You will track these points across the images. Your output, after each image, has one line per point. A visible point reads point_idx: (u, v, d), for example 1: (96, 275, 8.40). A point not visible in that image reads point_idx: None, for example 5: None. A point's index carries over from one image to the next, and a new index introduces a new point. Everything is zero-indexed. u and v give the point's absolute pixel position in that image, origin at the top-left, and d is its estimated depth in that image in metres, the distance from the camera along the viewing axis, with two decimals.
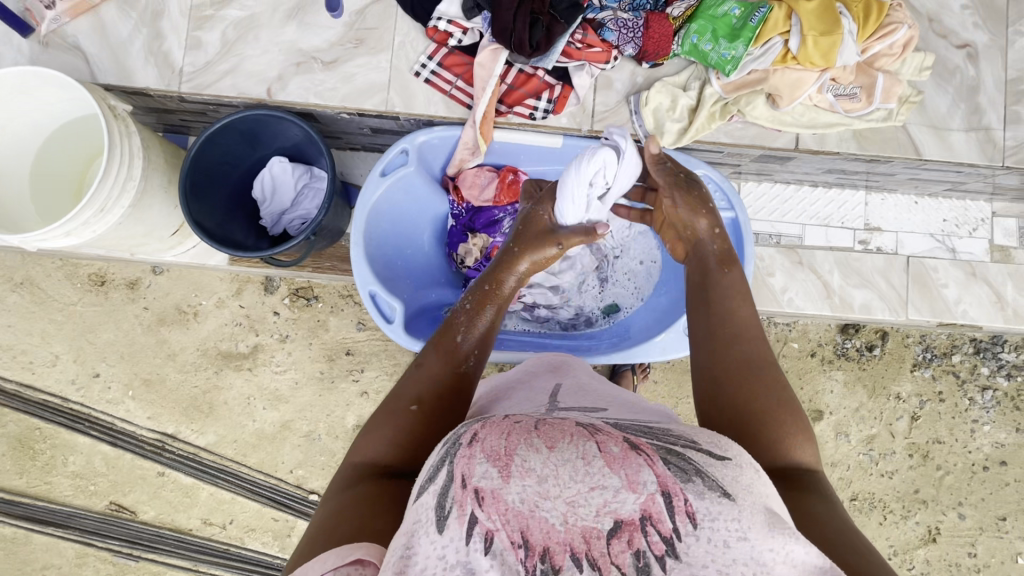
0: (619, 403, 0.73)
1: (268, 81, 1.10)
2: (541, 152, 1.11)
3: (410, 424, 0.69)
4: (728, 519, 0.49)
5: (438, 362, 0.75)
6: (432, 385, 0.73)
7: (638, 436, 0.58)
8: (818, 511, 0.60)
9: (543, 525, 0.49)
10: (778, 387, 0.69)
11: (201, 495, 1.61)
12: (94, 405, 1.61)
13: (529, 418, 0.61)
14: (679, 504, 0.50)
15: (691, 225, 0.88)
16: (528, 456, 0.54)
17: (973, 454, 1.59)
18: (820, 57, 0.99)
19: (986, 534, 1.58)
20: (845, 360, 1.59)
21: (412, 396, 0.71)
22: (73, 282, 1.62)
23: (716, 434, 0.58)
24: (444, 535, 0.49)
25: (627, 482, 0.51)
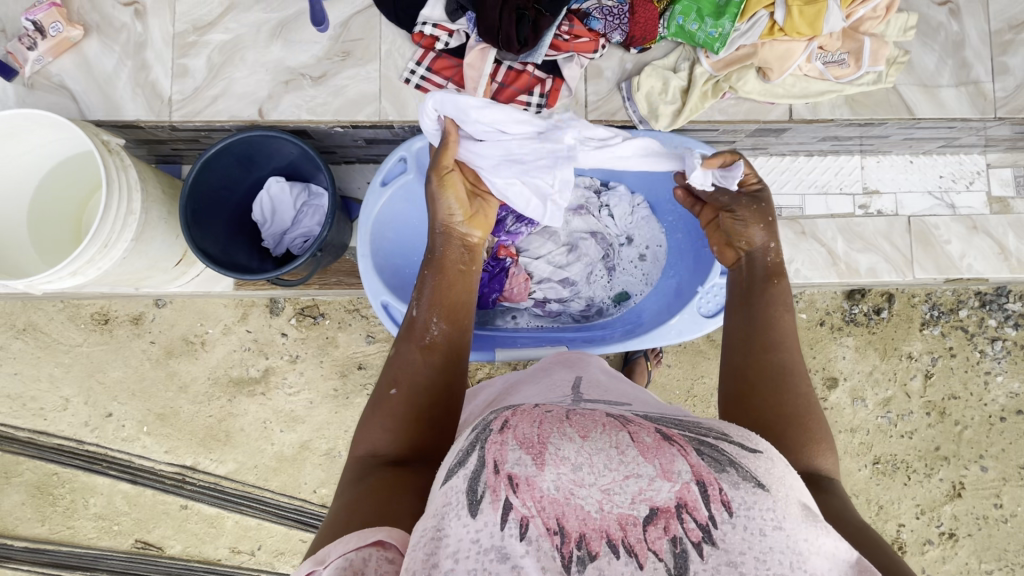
0: (643, 399, 0.73)
1: (259, 101, 1.10)
2: None
3: (398, 406, 0.71)
4: (763, 507, 0.49)
5: (404, 347, 0.75)
6: (408, 367, 0.74)
7: (669, 428, 0.58)
8: (838, 510, 0.62)
9: (579, 512, 0.49)
10: (809, 397, 0.72)
11: (227, 524, 1.60)
12: (110, 445, 1.60)
13: (559, 408, 0.61)
14: (713, 493, 0.50)
15: (749, 234, 0.87)
16: (562, 445, 0.53)
17: (989, 406, 1.60)
18: (807, 26, 1.00)
19: (1011, 484, 1.59)
20: (854, 326, 1.60)
21: (390, 380, 0.73)
22: (76, 323, 1.61)
23: (746, 430, 0.58)
24: (478, 519, 0.48)
25: (661, 471, 0.51)
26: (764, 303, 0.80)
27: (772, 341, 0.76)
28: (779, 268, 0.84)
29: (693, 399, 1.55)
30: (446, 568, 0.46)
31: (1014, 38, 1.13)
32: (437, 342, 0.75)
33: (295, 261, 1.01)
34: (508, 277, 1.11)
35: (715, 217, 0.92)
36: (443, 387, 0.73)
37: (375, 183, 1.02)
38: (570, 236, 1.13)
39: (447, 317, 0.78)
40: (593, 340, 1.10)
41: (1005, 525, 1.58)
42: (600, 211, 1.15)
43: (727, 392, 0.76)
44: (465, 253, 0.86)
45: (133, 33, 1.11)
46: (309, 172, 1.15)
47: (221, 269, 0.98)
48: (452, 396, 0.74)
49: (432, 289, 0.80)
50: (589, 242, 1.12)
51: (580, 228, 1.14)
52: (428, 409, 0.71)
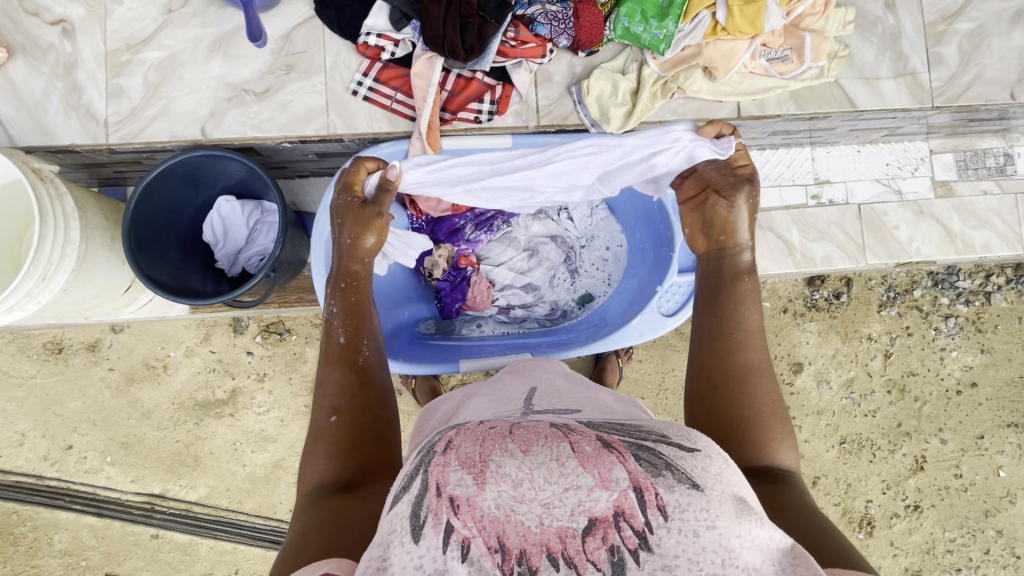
0: (593, 402, 0.73)
1: (201, 120, 1.06)
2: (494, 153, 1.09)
3: (341, 431, 0.69)
4: (698, 508, 0.50)
5: (335, 371, 0.74)
6: (344, 391, 0.72)
7: (610, 434, 0.59)
8: (792, 501, 0.65)
9: (520, 528, 0.50)
10: (772, 393, 0.74)
11: (201, 551, 1.55)
12: (72, 478, 1.54)
13: (503, 423, 0.62)
14: (650, 499, 0.51)
15: (735, 224, 0.82)
16: (502, 462, 0.54)
17: (946, 380, 1.67)
18: (748, 25, 1.01)
19: (969, 454, 1.65)
20: (815, 311, 1.66)
21: (329, 409, 0.71)
22: (28, 355, 1.54)
23: (686, 428, 0.59)
24: (421, 545, 0.49)
25: (600, 481, 0.52)
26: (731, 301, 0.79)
27: (740, 341, 0.75)
28: (751, 269, 0.81)
29: (665, 393, 1.57)
30: None
31: (947, 28, 1.17)
32: (367, 360, 0.76)
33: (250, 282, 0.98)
34: (470, 286, 1.11)
35: (704, 200, 0.86)
36: (379, 403, 0.73)
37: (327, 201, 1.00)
38: (530, 241, 1.13)
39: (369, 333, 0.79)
40: (560, 343, 1.10)
41: (965, 494, 1.64)
42: (559, 213, 1.14)
43: (693, 390, 0.76)
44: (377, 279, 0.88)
45: (62, 53, 1.06)
46: (261, 189, 1.12)
47: (169, 295, 0.94)
48: (391, 411, 0.74)
49: (349, 306, 0.80)
50: (548, 245, 1.12)
51: (540, 232, 1.13)
52: (371, 425, 0.71)
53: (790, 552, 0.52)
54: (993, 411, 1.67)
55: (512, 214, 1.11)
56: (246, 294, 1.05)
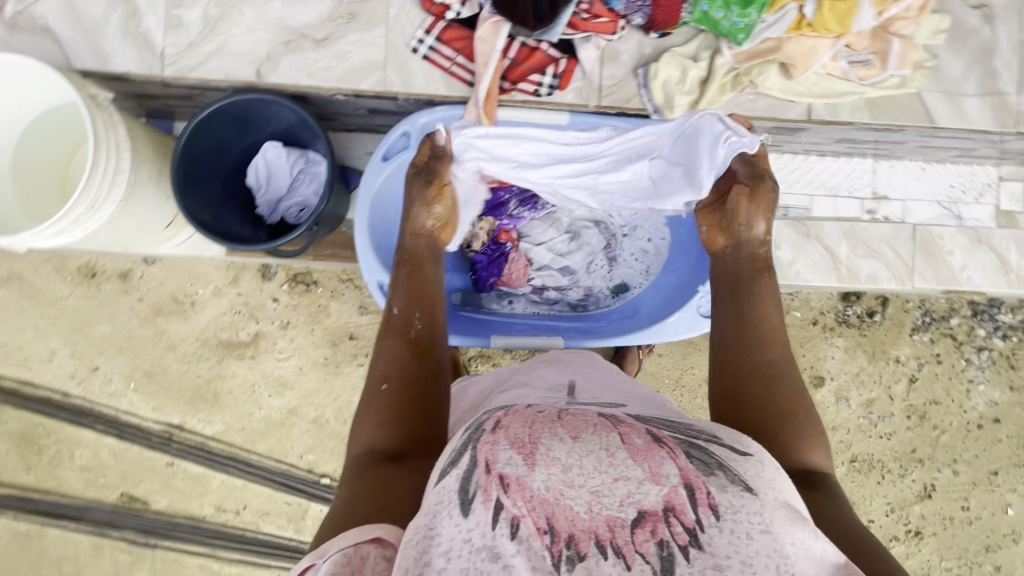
0: (635, 400, 0.73)
1: (257, 62, 1.04)
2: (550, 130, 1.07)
3: (391, 400, 0.73)
4: (751, 511, 0.52)
5: (390, 343, 0.79)
6: (396, 362, 0.77)
7: (658, 431, 0.63)
8: (829, 508, 0.64)
9: (569, 513, 0.52)
10: (800, 397, 0.75)
11: (213, 483, 1.61)
12: (97, 399, 1.59)
13: (552, 410, 0.67)
14: (701, 497, 0.53)
15: (750, 226, 0.94)
16: (553, 446, 0.58)
17: (968, 413, 1.64)
18: (836, 23, 0.97)
19: (979, 488, 1.63)
20: (845, 327, 1.63)
21: (380, 377, 0.75)
22: (62, 276, 1.58)
23: (736, 434, 0.64)
24: (470, 519, 0.51)
25: (649, 475, 0.55)
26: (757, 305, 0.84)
27: (762, 345, 0.79)
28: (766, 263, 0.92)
29: (681, 390, 1.57)
30: (439, 567, 0.48)
31: None
32: (417, 333, 0.80)
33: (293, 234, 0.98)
34: (507, 262, 1.12)
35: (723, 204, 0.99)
36: (428, 375, 0.76)
37: (375, 160, 0.99)
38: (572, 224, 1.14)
39: (425, 308, 0.83)
40: (589, 332, 1.10)
41: (969, 527, 1.63)
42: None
43: (717, 390, 0.79)
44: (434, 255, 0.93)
45: None
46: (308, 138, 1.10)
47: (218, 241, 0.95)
48: (438, 385, 0.76)
49: (408, 283, 0.87)
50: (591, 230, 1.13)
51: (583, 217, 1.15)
52: (419, 398, 0.74)
53: (842, 568, 0.54)
54: (1012, 449, 1.64)
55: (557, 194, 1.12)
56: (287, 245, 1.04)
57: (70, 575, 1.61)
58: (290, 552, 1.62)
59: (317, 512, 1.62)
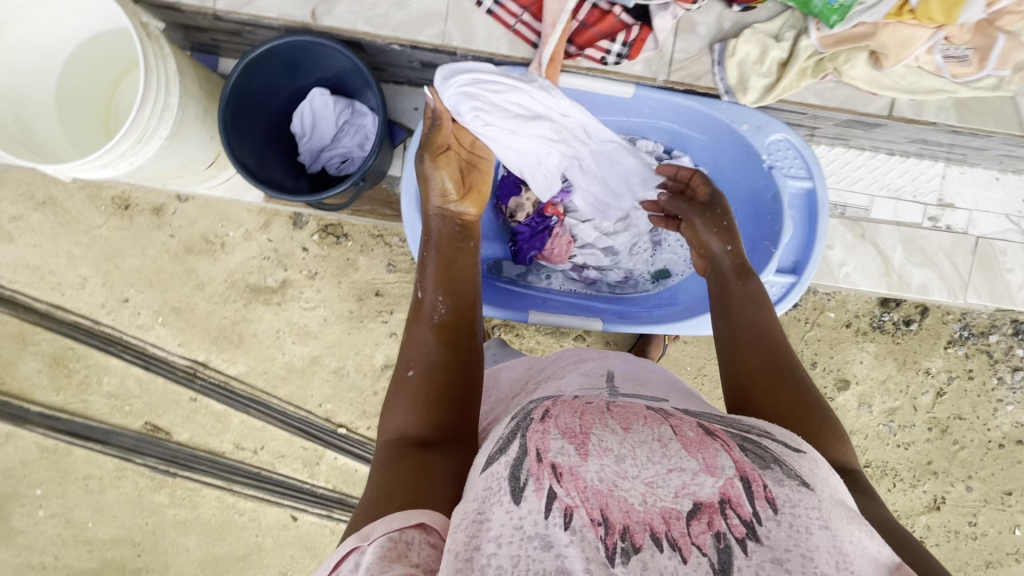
0: (677, 394, 0.73)
1: (312, 2, 0.99)
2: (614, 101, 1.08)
3: (418, 386, 0.73)
4: (809, 505, 0.51)
5: (416, 330, 0.78)
6: (423, 349, 0.76)
7: (711, 423, 0.62)
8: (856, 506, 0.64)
9: (622, 504, 0.52)
10: (806, 396, 0.73)
11: (234, 421, 1.65)
12: (125, 330, 1.62)
13: (599, 400, 0.66)
14: (759, 490, 0.52)
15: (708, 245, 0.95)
16: (604, 436, 0.58)
17: (991, 432, 1.62)
18: (941, 12, 0.93)
19: (990, 506, 1.63)
20: (879, 333, 1.59)
21: (407, 363, 0.75)
22: (96, 205, 1.59)
23: (789, 432, 0.63)
24: (521, 506, 0.52)
25: (705, 466, 0.54)
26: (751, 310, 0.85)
27: (756, 353, 0.79)
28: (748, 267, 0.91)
29: (703, 378, 1.55)
30: (488, 552, 0.50)
31: None
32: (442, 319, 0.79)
33: (339, 188, 0.96)
34: (552, 236, 1.14)
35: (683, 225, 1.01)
36: (458, 361, 0.76)
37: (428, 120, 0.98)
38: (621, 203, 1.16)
39: (449, 291, 0.82)
40: (627, 316, 1.10)
41: (974, 542, 1.63)
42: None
43: (729, 403, 0.79)
44: (460, 231, 0.91)
45: None
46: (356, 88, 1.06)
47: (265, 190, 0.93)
48: (468, 372, 0.75)
49: (436, 263, 0.86)
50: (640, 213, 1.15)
51: None
52: (451, 382, 0.73)
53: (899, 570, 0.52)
54: None
55: None
56: (332, 198, 1.02)
57: (95, 493, 1.69)
58: (302, 494, 1.67)
59: (332, 459, 1.66)
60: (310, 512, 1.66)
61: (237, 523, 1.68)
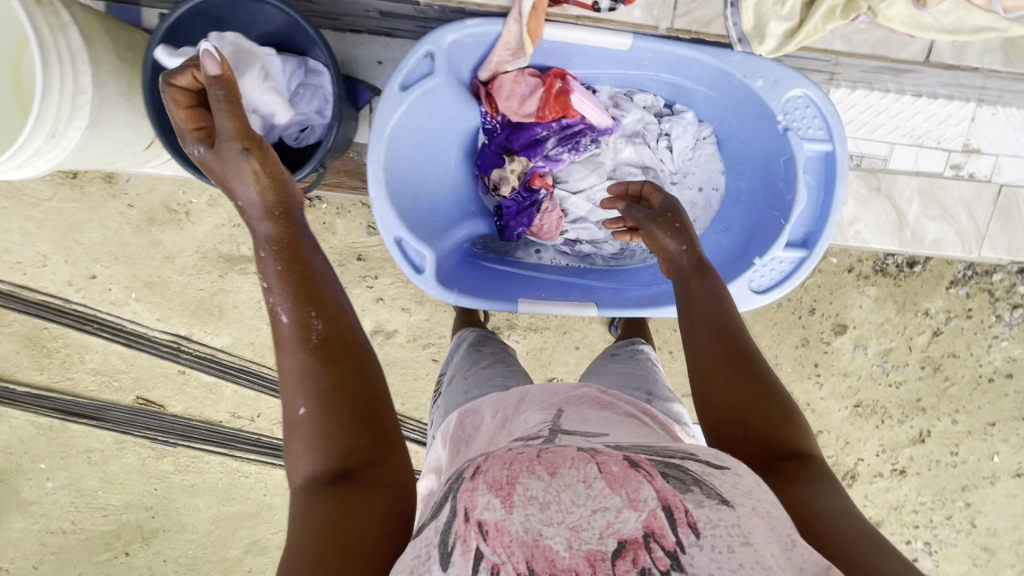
0: (615, 424, 0.71)
1: None
2: (605, 51, 0.96)
3: (315, 422, 0.70)
4: (729, 523, 0.54)
5: (291, 359, 0.72)
6: (305, 375, 0.71)
7: (637, 453, 0.63)
8: (818, 501, 0.67)
9: (547, 553, 0.53)
10: (762, 389, 0.78)
11: (226, 392, 1.63)
12: (99, 307, 1.55)
13: (533, 444, 0.65)
14: (680, 517, 0.54)
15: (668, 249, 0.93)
16: (529, 484, 0.59)
17: (983, 367, 1.63)
18: None
19: (973, 436, 1.68)
20: (881, 276, 1.55)
21: (295, 398, 0.71)
22: (42, 175, 1.45)
23: (713, 451, 0.65)
24: (450, 570, 0.54)
25: (628, 502, 0.55)
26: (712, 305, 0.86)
27: (716, 349, 0.82)
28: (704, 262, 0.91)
29: None
30: None
31: None
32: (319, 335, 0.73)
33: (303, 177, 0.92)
34: (540, 212, 1.07)
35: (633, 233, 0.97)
36: (352, 374, 0.72)
37: (394, 90, 0.86)
38: (614, 168, 1.08)
39: (312, 304, 0.74)
40: (623, 298, 1.03)
41: (953, 469, 1.71)
42: (658, 140, 1.08)
43: (696, 402, 0.82)
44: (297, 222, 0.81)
45: None
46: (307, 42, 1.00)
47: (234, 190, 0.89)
48: (362, 381, 0.73)
49: (275, 274, 0.76)
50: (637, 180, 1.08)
51: (628, 160, 1.08)
52: (347, 404, 0.71)
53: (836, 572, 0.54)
54: (1015, 403, 1.66)
55: (603, 132, 1.05)
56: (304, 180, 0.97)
57: (99, 464, 1.71)
58: None
59: None
60: None
61: (244, 485, 1.72)
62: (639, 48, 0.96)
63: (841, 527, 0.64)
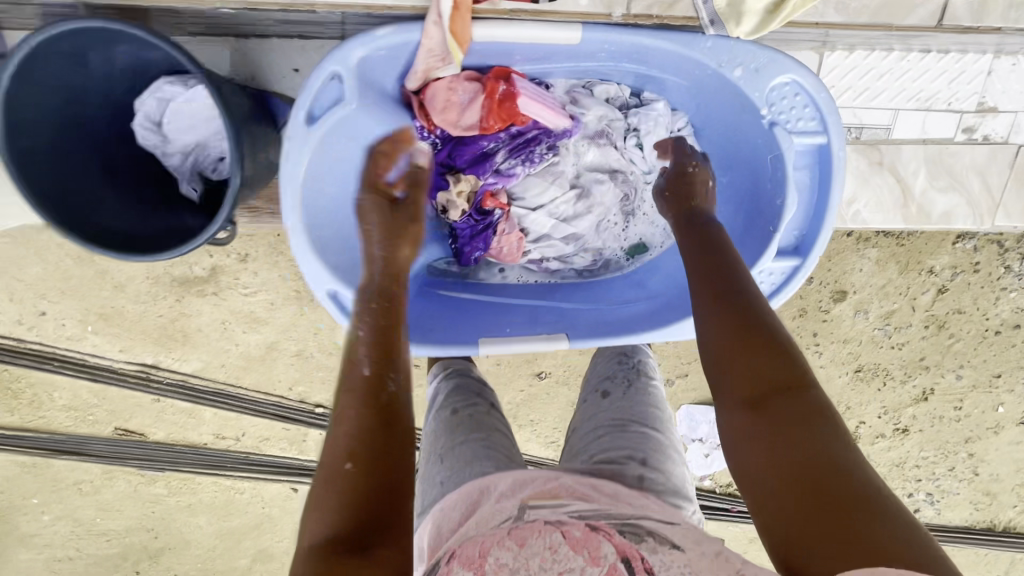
0: (588, 489, 0.69)
1: None
2: (538, 48, 0.88)
3: (356, 481, 0.62)
4: (682, 565, 0.56)
5: (351, 402, 0.68)
6: (357, 429, 0.66)
7: (596, 515, 0.63)
8: (831, 450, 0.63)
9: None
10: (760, 359, 0.71)
11: (207, 415, 1.58)
12: (56, 343, 1.46)
13: (509, 521, 0.64)
14: (639, 566, 0.55)
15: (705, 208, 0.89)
16: (500, 554, 0.58)
17: (989, 320, 1.55)
18: None
19: (978, 389, 1.63)
20: (883, 237, 1.44)
21: (346, 453, 0.64)
22: None
23: (668, 509, 0.68)
24: None
25: (590, 559, 0.56)
26: (714, 278, 0.81)
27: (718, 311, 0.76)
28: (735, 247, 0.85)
29: None
30: None
31: None
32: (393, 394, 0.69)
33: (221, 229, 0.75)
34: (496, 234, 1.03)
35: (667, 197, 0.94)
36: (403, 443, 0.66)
37: (300, 124, 0.80)
38: (578, 172, 1.04)
39: (394, 366, 0.72)
40: (596, 321, 1.00)
41: (956, 423, 1.67)
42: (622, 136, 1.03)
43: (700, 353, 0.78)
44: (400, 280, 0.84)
45: None
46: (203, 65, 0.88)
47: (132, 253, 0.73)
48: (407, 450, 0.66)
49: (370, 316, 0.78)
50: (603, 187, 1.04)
51: (592, 162, 1.04)
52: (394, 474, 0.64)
53: None
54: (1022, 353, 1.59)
55: (559, 135, 1.01)
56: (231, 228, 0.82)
57: (91, 494, 1.68)
58: (298, 469, 1.67)
59: (318, 436, 1.62)
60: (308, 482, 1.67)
61: (240, 500, 1.70)
62: (588, 44, 0.88)
63: (860, 498, 0.60)
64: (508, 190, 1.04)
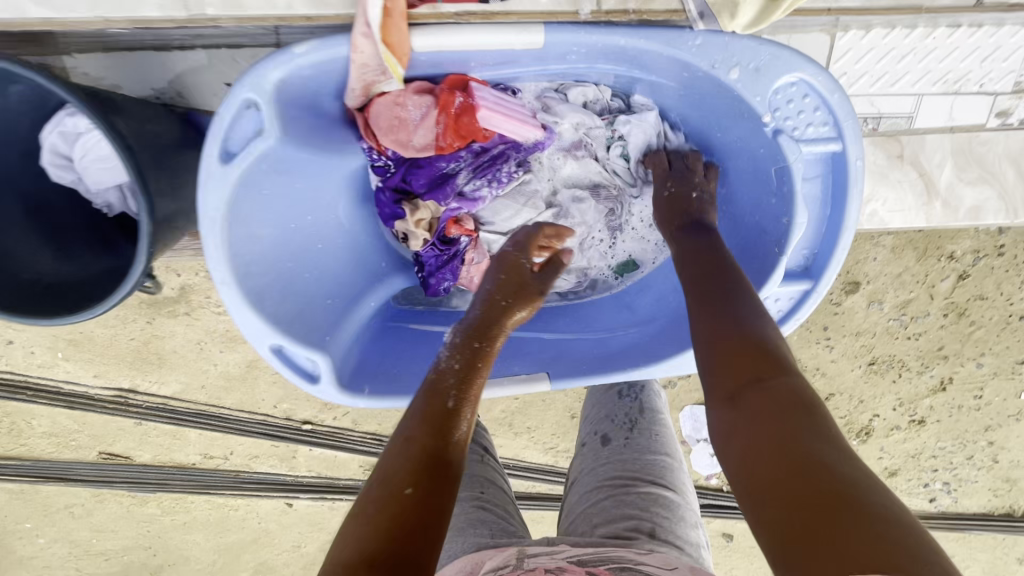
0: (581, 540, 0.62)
1: None
2: (518, 57, 0.59)
3: (409, 513, 0.46)
4: None
5: (421, 429, 0.53)
6: (424, 456, 0.51)
7: (596, 560, 0.56)
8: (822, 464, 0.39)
9: None
10: (740, 348, 0.48)
11: (191, 435, 1.52)
12: (28, 372, 1.40)
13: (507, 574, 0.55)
14: None
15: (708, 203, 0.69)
16: None
17: (1015, 305, 1.33)
18: None
19: (1000, 377, 1.40)
20: None
21: (407, 477, 0.48)
22: None
23: (669, 555, 0.59)
24: None
25: None
26: (701, 259, 0.58)
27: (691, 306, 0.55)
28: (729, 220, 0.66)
29: None
30: None
31: None
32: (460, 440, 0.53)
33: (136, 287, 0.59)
34: (464, 265, 0.75)
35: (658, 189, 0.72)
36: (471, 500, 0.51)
37: (211, 163, 0.53)
38: (555, 192, 0.76)
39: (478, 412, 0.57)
40: (593, 350, 0.75)
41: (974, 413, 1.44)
42: (609, 149, 0.74)
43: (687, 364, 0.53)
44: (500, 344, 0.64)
45: None
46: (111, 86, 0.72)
47: (28, 317, 0.61)
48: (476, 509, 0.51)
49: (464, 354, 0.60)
50: (587, 204, 0.76)
51: (572, 179, 0.75)
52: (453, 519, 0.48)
53: None
54: None
55: (534, 147, 0.71)
56: (157, 279, 0.72)
57: (83, 516, 1.63)
58: (290, 485, 1.60)
59: (308, 452, 1.55)
60: (301, 496, 1.59)
61: (234, 517, 1.63)
62: (549, 47, 0.57)
63: (866, 510, 0.36)
64: (474, 215, 0.74)
